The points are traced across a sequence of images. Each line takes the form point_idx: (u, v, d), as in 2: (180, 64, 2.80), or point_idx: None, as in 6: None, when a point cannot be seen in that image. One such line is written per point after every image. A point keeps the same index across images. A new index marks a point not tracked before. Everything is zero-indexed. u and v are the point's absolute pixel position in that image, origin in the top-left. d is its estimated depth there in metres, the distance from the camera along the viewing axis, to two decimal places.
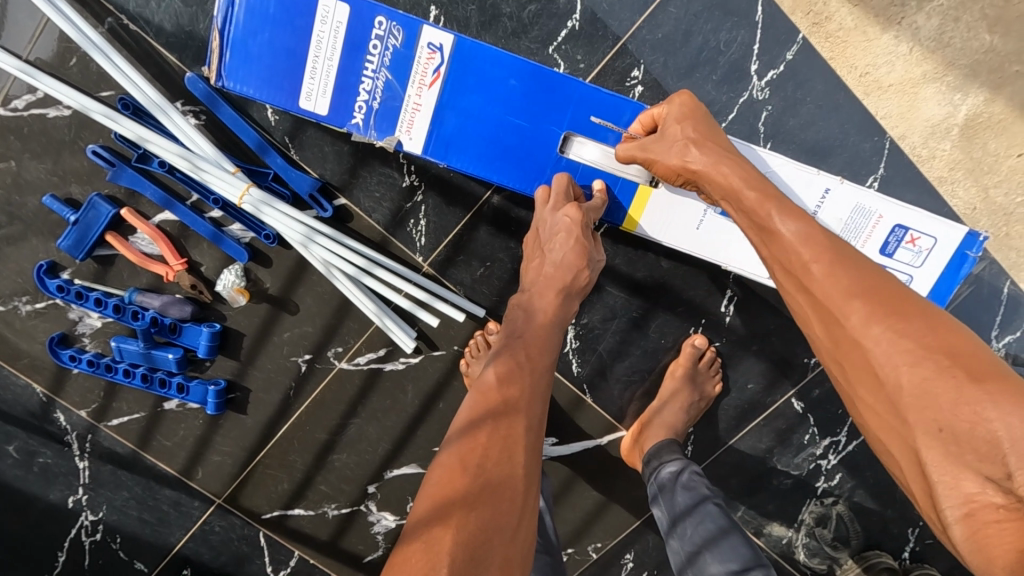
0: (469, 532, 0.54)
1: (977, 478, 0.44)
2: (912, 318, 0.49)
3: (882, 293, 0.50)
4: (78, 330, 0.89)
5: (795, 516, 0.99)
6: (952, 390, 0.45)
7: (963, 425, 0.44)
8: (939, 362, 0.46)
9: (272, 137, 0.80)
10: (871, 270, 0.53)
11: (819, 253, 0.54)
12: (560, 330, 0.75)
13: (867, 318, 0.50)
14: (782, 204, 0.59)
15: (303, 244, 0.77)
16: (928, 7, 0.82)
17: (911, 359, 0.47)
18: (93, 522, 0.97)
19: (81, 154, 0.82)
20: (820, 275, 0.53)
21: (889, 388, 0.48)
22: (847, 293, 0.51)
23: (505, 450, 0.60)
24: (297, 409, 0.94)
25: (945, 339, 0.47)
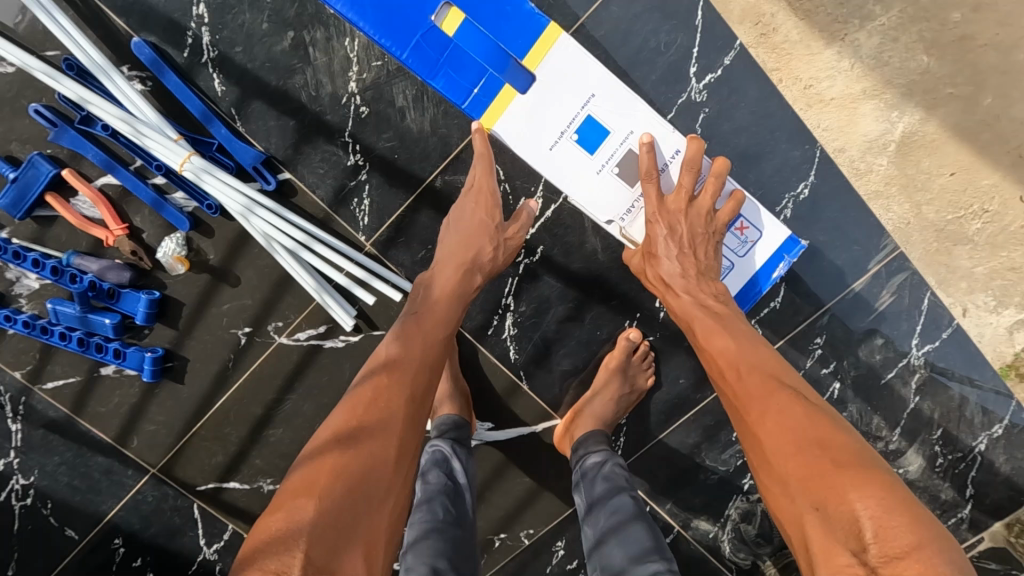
0: (333, 496, 0.55)
1: (844, 551, 0.50)
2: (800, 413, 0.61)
3: (775, 394, 0.64)
4: (15, 290, 0.88)
5: (721, 512, 1.02)
6: (823, 472, 0.55)
7: (833, 502, 0.53)
8: (813, 449, 0.57)
9: (218, 108, 0.81)
10: (779, 378, 0.66)
11: (733, 364, 0.70)
12: (461, 304, 0.78)
13: (761, 412, 0.63)
14: (709, 324, 0.75)
15: (243, 215, 0.78)
16: (868, 26, 0.86)
17: (791, 445, 0.59)
18: (23, 486, 0.96)
19: (24, 114, 0.81)
20: (737, 381, 0.68)
21: (780, 473, 0.58)
22: (765, 393, 0.65)
23: (380, 409, 0.63)
24: (235, 381, 0.94)
25: (822, 431, 0.59)
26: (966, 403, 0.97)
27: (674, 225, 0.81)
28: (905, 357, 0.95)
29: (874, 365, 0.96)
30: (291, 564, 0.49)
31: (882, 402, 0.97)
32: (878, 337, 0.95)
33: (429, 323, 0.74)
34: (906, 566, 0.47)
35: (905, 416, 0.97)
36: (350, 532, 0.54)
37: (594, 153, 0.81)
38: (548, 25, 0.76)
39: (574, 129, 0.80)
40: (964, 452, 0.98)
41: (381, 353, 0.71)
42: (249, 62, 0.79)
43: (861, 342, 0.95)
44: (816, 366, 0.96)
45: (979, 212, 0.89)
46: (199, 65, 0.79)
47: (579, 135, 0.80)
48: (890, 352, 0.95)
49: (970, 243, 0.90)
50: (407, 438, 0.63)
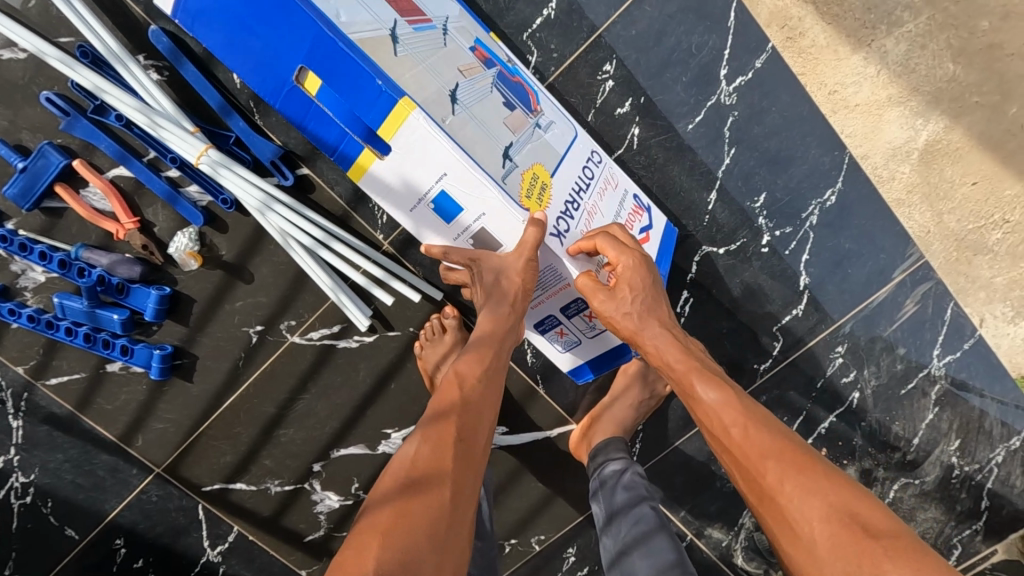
0: (399, 540, 0.53)
1: None
2: (818, 476, 0.57)
3: (787, 455, 0.59)
4: (20, 283, 0.86)
5: (735, 520, 1.00)
6: (855, 544, 0.52)
7: (868, 574, 0.51)
8: (842, 517, 0.54)
9: (237, 100, 0.79)
10: (782, 434, 0.62)
11: (735, 421, 0.63)
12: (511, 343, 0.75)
13: (779, 478, 0.58)
14: (704, 373, 0.68)
15: (260, 211, 0.76)
16: (897, 32, 0.84)
17: (815, 518, 0.55)
18: (23, 485, 0.93)
19: (35, 101, 0.79)
20: (738, 436, 0.62)
21: (806, 542, 0.55)
22: (781, 454, 0.59)
23: (436, 454, 0.61)
24: (246, 380, 0.92)
25: (848, 496, 0.56)
26: (984, 414, 0.96)
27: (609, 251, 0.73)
28: (925, 368, 0.94)
29: (894, 375, 0.95)
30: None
31: (900, 412, 0.96)
32: (898, 347, 0.94)
33: (475, 364, 0.70)
34: None
35: (922, 427, 0.96)
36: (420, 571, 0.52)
37: (452, 224, 0.63)
38: (395, 100, 0.53)
39: (431, 198, 0.60)
40: (980, 463, 0.97)
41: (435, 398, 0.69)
42: None
43: (881, 352, 0.94)
44: (835, 375, 0.95)
45: (1000, 222, 0.88)
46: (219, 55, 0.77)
47: (433, 204, 0.61)
48: (911, 361, 0.94)
49: (991, 253, 0.89)
50: (470, 481, 0.61)
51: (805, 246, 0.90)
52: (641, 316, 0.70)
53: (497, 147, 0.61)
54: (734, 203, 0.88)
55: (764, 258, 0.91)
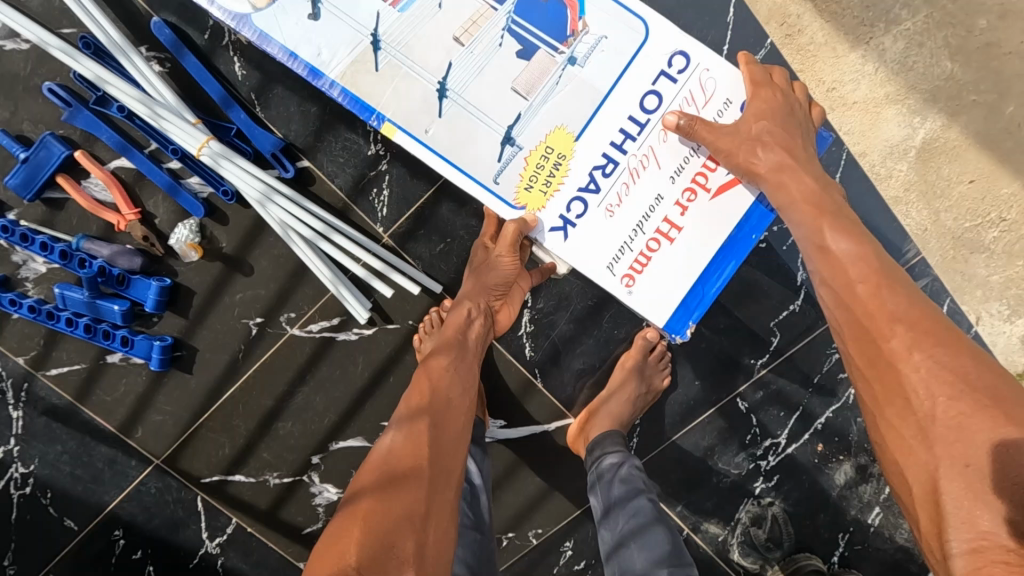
0: (377, 527, 0.56)
1: (989, 512, 0.50)
2: (956, 350, 0.57)
3: (925, 321, 0.59)
4: (21, 274, 0.86)
5: (732, 516, 1.01)
6: (972, 417, 0.53)
7: (975, 451, 0.52)
8: (978, 398, 0.54)
9: (238, 92, 0.79)
10: (920, 300, 0.61)
11: (876, 286, 0.62)
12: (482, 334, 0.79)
13: (906, 346, 0.58)
14: (835, 220, 0.68)
15: (261, 202, 0.77)
16: (894, 30, 0.85)
17: (941, 397, 0.55)
18: (23, 475, 0.94)
19: (37, 92, 0.79)
20: (878, 302, 0.61)
21: (920, 415, 0.56)
22: (912, 321, 0.59)
23: (411, 445, 0.64)
24: (244, 372, 0.92)
25: (986, 372, 0.56)
26: None
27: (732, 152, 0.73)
28: None
29: None
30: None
31: None
32: None
33: (444, 358, 0.74)
34: None
35: None
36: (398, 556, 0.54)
37: None
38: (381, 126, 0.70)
39: None
40: None
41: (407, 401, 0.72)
42: None
43: None
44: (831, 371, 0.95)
45: (996, 220, 0.89)
46: (220, 47, 0.78)
47: None
48: None
49: (987, 251, 0.90)
50: (446, 467, 0.64)
51: None
52: (738, 138, 0.70)
53: (495, 137, 0.70)
54: None
55: (761, 254, 0.91)
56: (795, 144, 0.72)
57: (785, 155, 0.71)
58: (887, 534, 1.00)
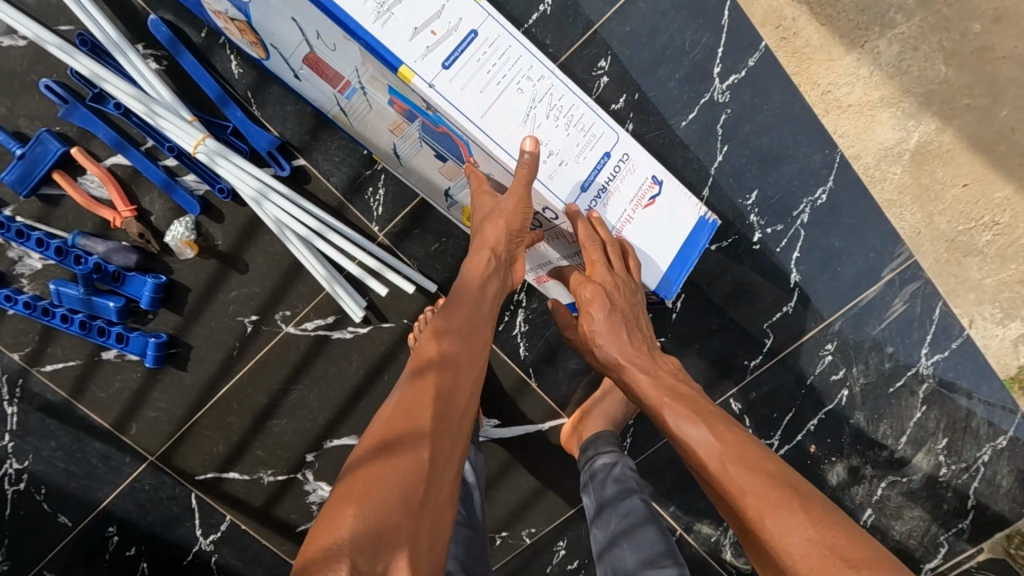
0: (376, 511, 0.48)
1: None
2: (801, 508, 0.53)
3: (771, 491, 0.54)
4: (16, 270, 0.86)
5: (724, 516, 1.01)
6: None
7: None
8: (833, 559, 0.49)
9: (234, 90, 0.79)
10: (760, 466, 0.57)
11: (716, 456, 0.58)
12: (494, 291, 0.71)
13: (760, 512, 0.53)
14: (676, 407, 0.64)
15: (256, 200, 0.77)
16: (889, 34, 0.85)
17: (818, 561, 0.49)
18: (16, 472, 0.94)
19: (34, 89, 0.79)
20: (725, 476, 0.57)
21: None
22: (759, 494, 0.54)
23: (413, 412, 0.56)
24: (239, 369, 0.93)
25: (833, 532, 0.51)
26: (972, 414, 0.96)
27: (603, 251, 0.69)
28: (913, 367, 0.95)
29: (882, 373, 0.95)
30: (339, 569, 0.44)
31: (889, 410, 0.97)
32: (887, 346, 0.94)
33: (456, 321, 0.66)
34: None
35: (911, 425, 0.97)
36: (398, 539, 0.48)
37: None
38: None
39: None
40: (968, 462, 0.97)
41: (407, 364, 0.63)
42: None
43: (870, 350, 0.95)
44: (824, 372, 0.96)
45: (989, 224, 0.89)
46: (217, 46, 0.78)
47: None
48: (899, 359, 0.95)
49: (980, 255, 0.90)
50: (452, 437, 0.57)
51: (796, 244, 0.91)
52: (608, 321, 0.71)
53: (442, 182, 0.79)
54: (726, 200, 0.89)
55: (754, 256, 0.91)
56: (635, 336, 0.73)
57: (626, 351, 0.72)
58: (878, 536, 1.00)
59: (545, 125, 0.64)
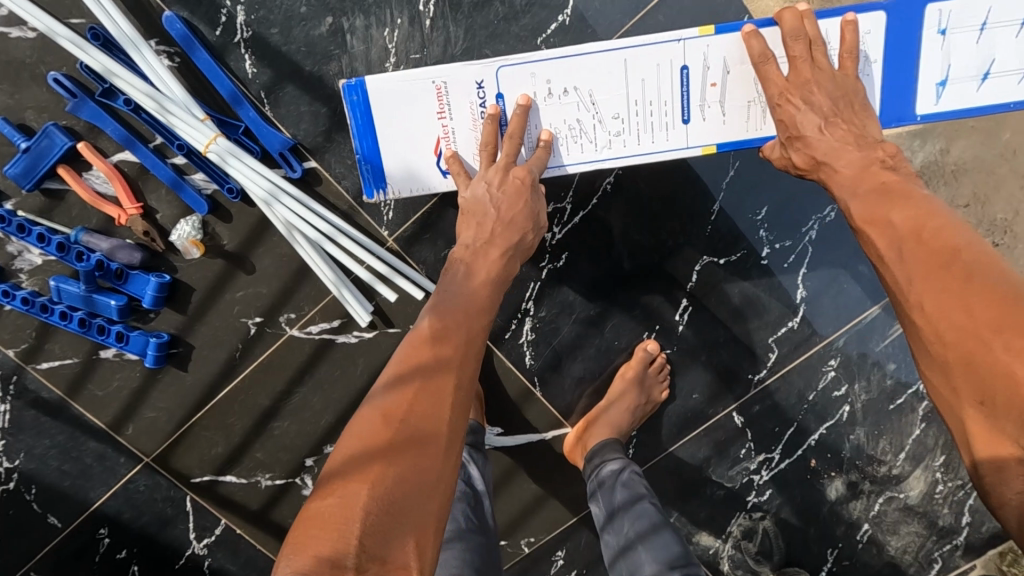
0: (387, 486, 0.49)
1: (1019, 456, 0.47)
2: (968, 267, 0.52)
3: (948, 264, 0.53)
4: (16, 265, 0.84)
5: (723, 528, 1.01)
6: (988, 367, 0.49)
7: (1005, 398, 0.47)
8: (977, 326, 0.49)
9: (248, 90, 0.79)
10: (943, 219, 0.56)
11: (884, 227, 0.60)
12: (500, 291, 0.70)
13: (918, 292, 0.54)
14: (845, 180, 0.67)
15: (266, 202, 0.76)
16: None
17: (961, 307, 0.51)
18: (7, 470, 0.92)
19: (42, 81, 0.78)
20: (905, 281, 0.56)
21: (933, 330, 0.53)
22: (928, 271, 0.54)
23: (426, 396, 0.55)
24: (242, 371, 0.91)
25: (996, 290, 0.50)
26: None
27: (808, 98, 0.69)
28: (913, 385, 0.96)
29: (883, 391, 0.96)
30: (346, 552, 0.45)
31: (889, 426, 0.97)
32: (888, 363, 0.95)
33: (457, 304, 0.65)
34: None
35: (910, 442, 0.98)
36: (403, 526, 0.48)
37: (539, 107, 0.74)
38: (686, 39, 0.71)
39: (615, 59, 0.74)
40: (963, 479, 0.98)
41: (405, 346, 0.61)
42: (283, 45, 0.78)
43: (872, 366, 0.95)
44: (827, 389, 0.96)
45: None
46: (231, 44, 0.77)
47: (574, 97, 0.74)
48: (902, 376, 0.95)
49: None
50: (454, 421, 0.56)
51: (804, 260, 0.92)
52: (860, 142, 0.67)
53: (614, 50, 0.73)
54: (737, 216, 0.90)
55: (762, 270, 0.92)
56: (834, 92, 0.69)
57: (834, 101, 0.68)
58: (874, 550, 1.01)
59: (598, 120, 0.74)
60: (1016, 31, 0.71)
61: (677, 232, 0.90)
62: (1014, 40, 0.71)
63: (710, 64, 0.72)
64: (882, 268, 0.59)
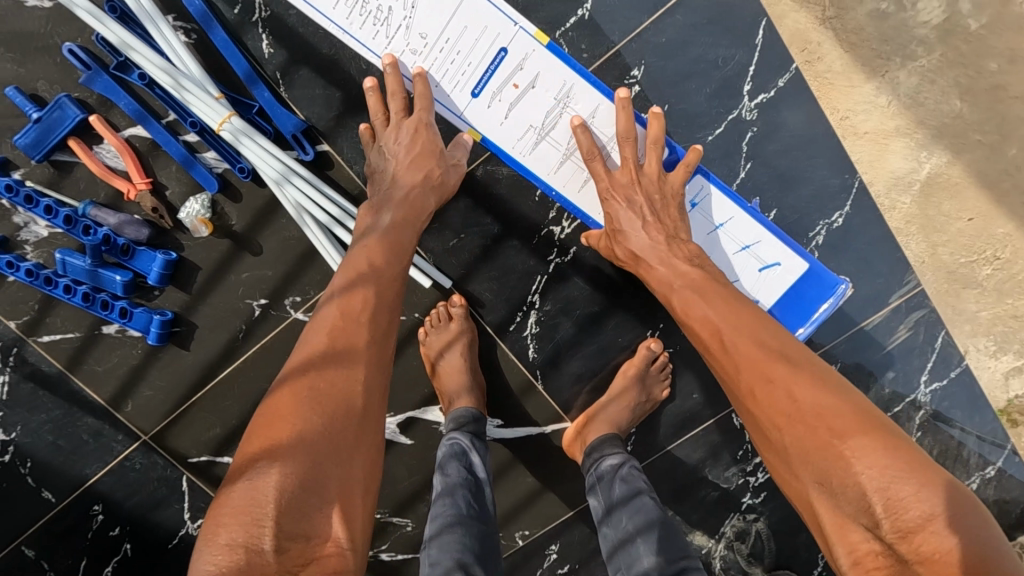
0: (296, 463, 0.52)
1: (858, 527, 0.55)
2: (788, 369, 0.62)
3: (772, 366, 0.63)
4: (21, 236, 0.84)
5: (716, 528, 1.02)
6: (824, 454, 0.57)
7: (838, 477, 0.55)
8: (808, 420, 0.59)
9: (263, 70, 0.78)
10: (756, 329, 0.67)
11: (711, 328, 0.70)
12: (415, 224, 0.75)
13: (754, 386, 0.63)
14: (685, 289, 0.74)
15: (278, 183, 0.76)
16: (909, 66, 0.87)
17: (790, 398, 0.60)
18: (3, 443, 0.92)
19: (54, 52, 0.78)
20: (737, 372, 0.66)
21: (774, 430, 0.61)
22: (753, 363, 0.64)
23: (335, 374, 0.58)
24: (244, 353, 0.91)
25: (814, 392, 0.60)
26: (965, 445, 0.97)
27: (631, 197, 0.79)
28: (912, 394, 0.95)
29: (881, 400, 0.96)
30: (262, 535, 0.48)
31: None
32: (887, 370, 0.95)
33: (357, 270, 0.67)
34: (922, 538, 0.50)
35: None
36: (322, 500, 0.52)
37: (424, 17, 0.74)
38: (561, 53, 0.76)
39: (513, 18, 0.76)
40: None
41: (324, 322, 0.62)
42: (301, 26, 0.78)
43: (872, 374, 0.95)
44: None
45: (990, 258, 0.91)
46: (249, 24, 0.77)
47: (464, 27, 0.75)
48: (900, 386, 0.95)
49: (979, 288, 0.92)
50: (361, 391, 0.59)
51: None
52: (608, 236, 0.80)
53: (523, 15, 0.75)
54: None
55: None
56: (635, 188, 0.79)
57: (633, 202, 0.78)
58: None
59: (456, 65, 0.77)
60: (734, 251, 0.85)
61: None
62: (730, 257, 0.85)
63: (524, 63, 0.77)
64: (713, 358, 0.69)
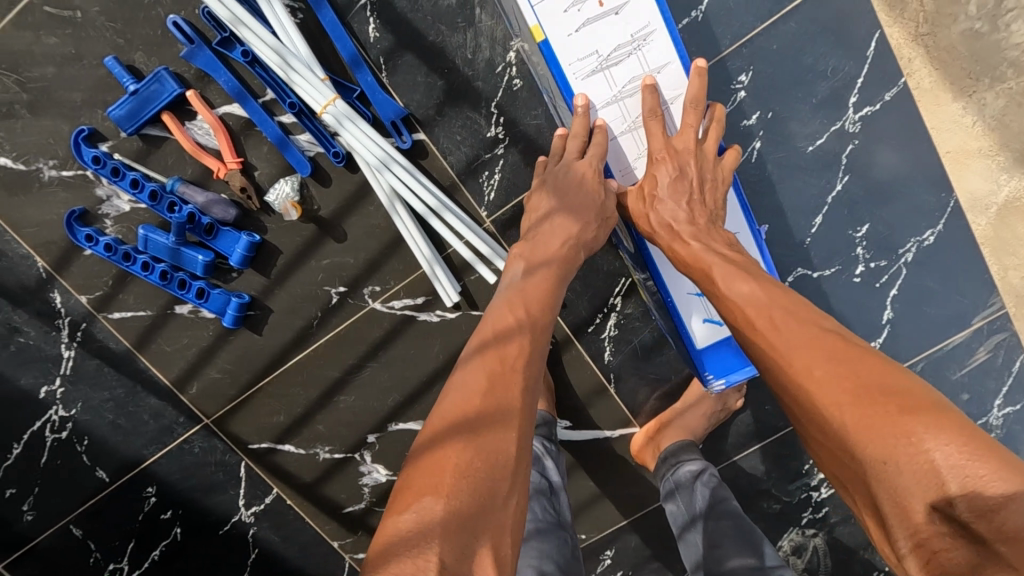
0: (461, 499, 0.48)
1: (923, 506, 0.42)
2: (852, 347, 0.51)
3: (822, 341, 0.52)
4: (102, 210, 0.82)
5: (774, 541, 1.01)
6: (880, 428, 0.44)
7: (902, 454, 0.43)
8: (869, 392, 0.46)
9: (367, 54, 0.77)
10: (807, 310, 0.57)
11: (755, 308, 0.59)
12: (574, 256, 0.73)
13: (806, 362, 0.51)
14: (727, 269, 0.63)
15: (375, 169, 0.75)
16: (998, 87, 0.84)
17: (845, 373, 0.48)
18: (62, 419, 0.90)
19: (156, 23, 0.76)
20: (777, 348, 0.54)
21: (818, 407, 0.49)
22: (805, 342, 0.53)
23: (495, 405, 0.54)
24: (316, 340, 0.90)
25: (871, 364, 0.48)
26: None
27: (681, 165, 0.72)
28: (984, 417, 0.95)
29: None
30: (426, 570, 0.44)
31: None
32: (962, 392, 0.94)
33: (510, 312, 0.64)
34: (1008, 519, 0.39)
35: None
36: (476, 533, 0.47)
37: None
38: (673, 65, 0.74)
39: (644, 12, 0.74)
40: None
41: (471, 360, 0.59)
42: (410, 12, 0.76)
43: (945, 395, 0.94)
44: None
45: None
46: (358, 6, 0.76)
47: None
48: (972, 408, 0.94)
49: None
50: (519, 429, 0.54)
51: (895, 281, 0.91)
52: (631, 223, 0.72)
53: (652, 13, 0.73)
54: (835, 232, 0.89)
55: (847, 288, 0.91)
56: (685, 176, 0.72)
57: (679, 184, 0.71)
58: None
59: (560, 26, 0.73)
60: None
61: (771, 241, 0.89)
62: None
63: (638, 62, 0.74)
64: (751, 344, 0.58)
